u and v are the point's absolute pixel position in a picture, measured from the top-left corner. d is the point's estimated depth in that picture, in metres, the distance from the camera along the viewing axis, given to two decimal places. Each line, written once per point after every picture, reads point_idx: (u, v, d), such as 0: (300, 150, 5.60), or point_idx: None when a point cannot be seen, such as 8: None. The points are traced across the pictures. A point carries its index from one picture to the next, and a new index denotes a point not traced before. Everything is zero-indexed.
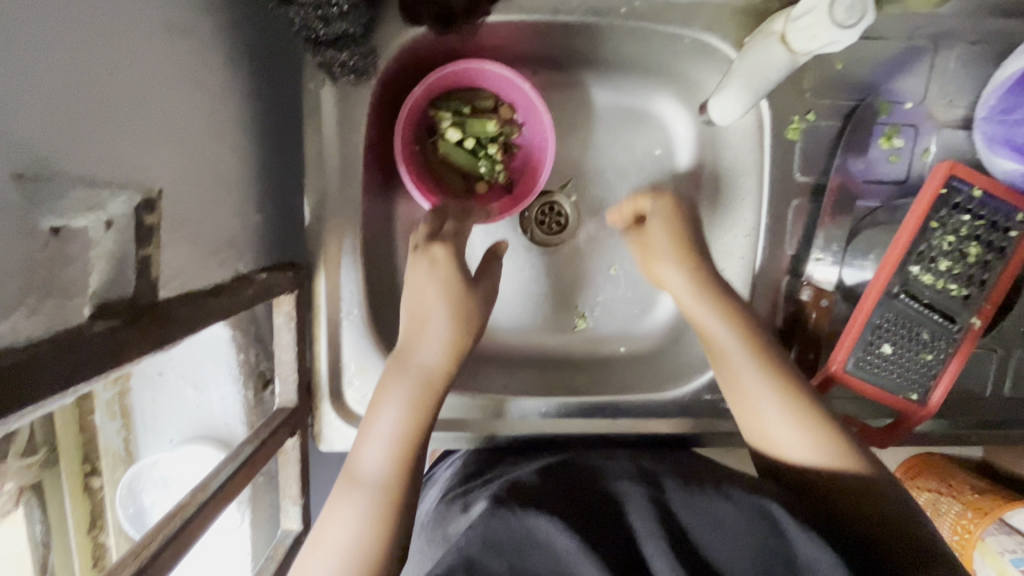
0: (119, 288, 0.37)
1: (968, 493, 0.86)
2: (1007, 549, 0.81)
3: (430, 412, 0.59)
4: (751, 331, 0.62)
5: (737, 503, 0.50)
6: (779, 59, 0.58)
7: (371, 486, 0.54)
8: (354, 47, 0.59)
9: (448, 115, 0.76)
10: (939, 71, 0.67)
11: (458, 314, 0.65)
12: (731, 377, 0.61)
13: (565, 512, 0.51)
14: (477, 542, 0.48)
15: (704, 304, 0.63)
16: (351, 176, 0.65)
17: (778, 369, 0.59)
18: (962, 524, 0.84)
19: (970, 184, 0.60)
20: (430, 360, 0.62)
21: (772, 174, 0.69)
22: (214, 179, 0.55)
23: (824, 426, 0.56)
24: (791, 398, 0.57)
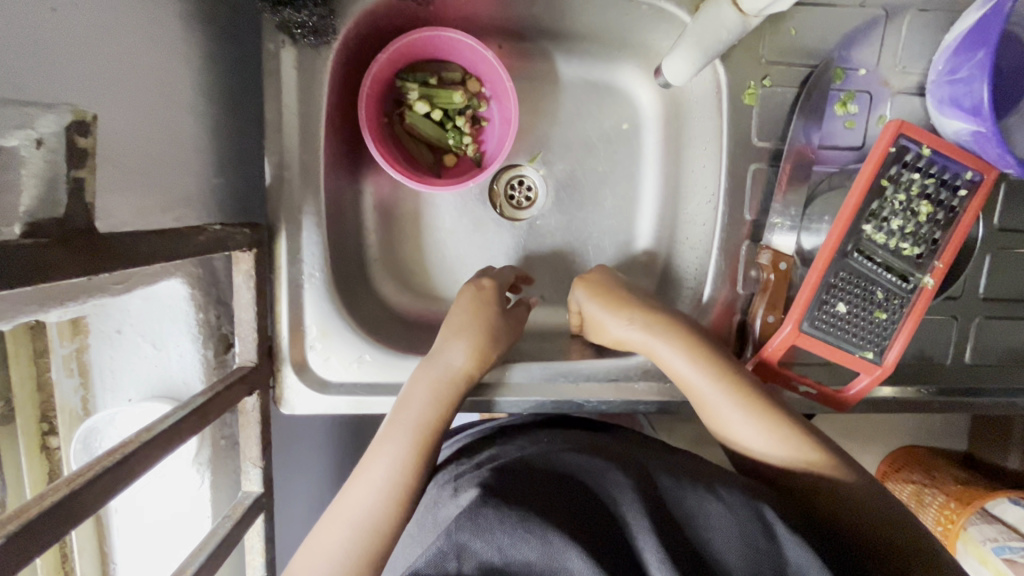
0: (47, 208, 0.36)
1: (951, 484, 0.92)
2: (987, 538, 0.85)
3: (452, 407, 0.65)
4: (702, 357, 0.65)
5: (730, 505, 0.54)
6: (730, 19, 0.59)
7: (410, 434, 0.62)
8: (312, 6, 0.61)
9: (415, 87, 0.77)
10: (891, 39, 0.69)
11: (479, 326, 0.70)
12: (701, 402, 0.65)
13: (555, 509, 0.53)
14: (467, 529, 0.51)
15: (664, 343, 0.66)
16: (312, 139, 0.65)
17: (749, 391, 0.63)
18: (946, 514, 0.90)
19: (919, 143, 0.61)
20: (457, 366, 0.67)
21: (731, 140, 0.70)
22: (171, 134, 0.56)
23: (779, 423, 0.62)
24: (747, 409, 0.63)
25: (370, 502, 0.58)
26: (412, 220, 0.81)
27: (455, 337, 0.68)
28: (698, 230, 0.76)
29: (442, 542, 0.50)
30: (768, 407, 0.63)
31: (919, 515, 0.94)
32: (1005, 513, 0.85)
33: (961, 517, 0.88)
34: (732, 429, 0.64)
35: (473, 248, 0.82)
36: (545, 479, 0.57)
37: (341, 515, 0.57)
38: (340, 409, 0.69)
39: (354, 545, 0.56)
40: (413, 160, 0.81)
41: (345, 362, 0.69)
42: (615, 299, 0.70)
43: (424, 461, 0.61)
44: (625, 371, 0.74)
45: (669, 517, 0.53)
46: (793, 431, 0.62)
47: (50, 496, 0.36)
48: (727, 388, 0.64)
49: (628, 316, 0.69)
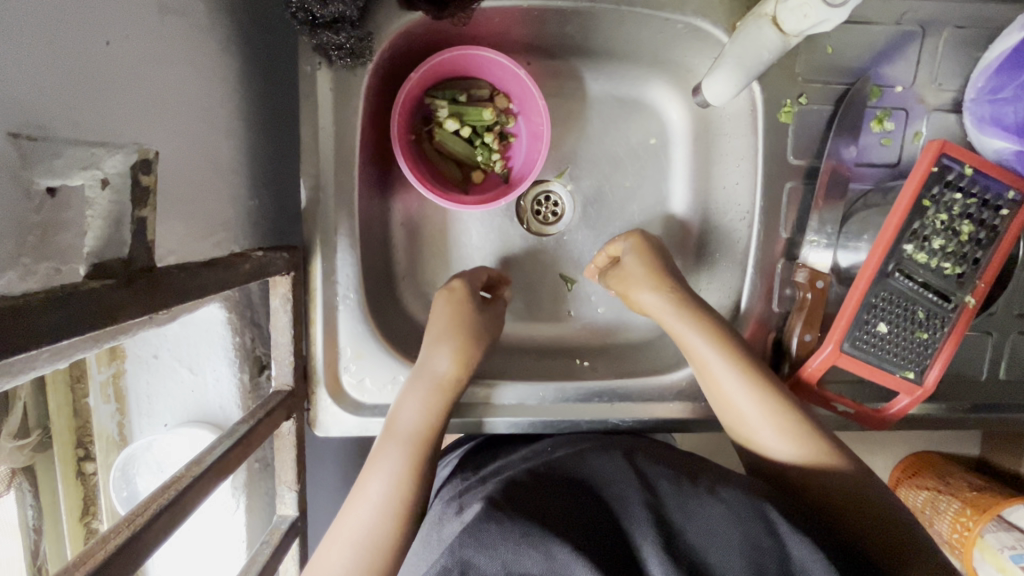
0: (112, 248, 0.35)
1: (967, 491, 0.90)
2: (1005, 546, 0.84)
3: (444, 416, 0.65)
4: (716, 339, 0.65)
5: (731, 504, 0.53)
6: (771, 39, 0.59)
7: (403, 446, 0.62)
8: (350, 29, 0.60)
9: (444, 104, 0.77)
10: (928, 56, 0.68)
11: (461, 332, 0.69)
12: (712, 380, 0.65)
13: (565, 524, 0.52)
14: (472, 545, 0.50)
15: (683, 319, 0.66)
16: (347, 160, 0.65)
17: (760, 377, 0.63)
18: (961, 522, 0.88)
19: (961, 162, 0.61)
20: (443, 370, 0.66)
21: (765, 158, 0.70)
22: (211, 160, 0.56)
23: (788, 414, 0.61)
24: (757, 397, 0.62)
25: (365, 521, 0.57)
26: (441, 237, 0.80)
27: (439, 343, 0.68)
28: (730, 247, 0.75)
29: (446, 560, 0.50)
30: (776, 394, 0.62)
31: (935, 524, 0.92)
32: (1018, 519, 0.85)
33: (977, 525, 0.86)
34: (739, 414, 0.63)
35: (501, 266, 0.82)
36: (553, 492, 0.56)
37: (338, 537, 0.57)
38: (373, 430, 0.68)
39: (354, 564, 0.56)
40: (441, 177, 0.80)
41: (379, 383, 0.68)
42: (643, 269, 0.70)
43: (417, 472, 0.61)
44: (658, 390, 0.74)
45: (667, 520, 0.52)
46: (802, 426, 0.61)
47: (112, 540, 0.36)
48: (741, 370, 0.63)
49: (658, 290, 0.69)
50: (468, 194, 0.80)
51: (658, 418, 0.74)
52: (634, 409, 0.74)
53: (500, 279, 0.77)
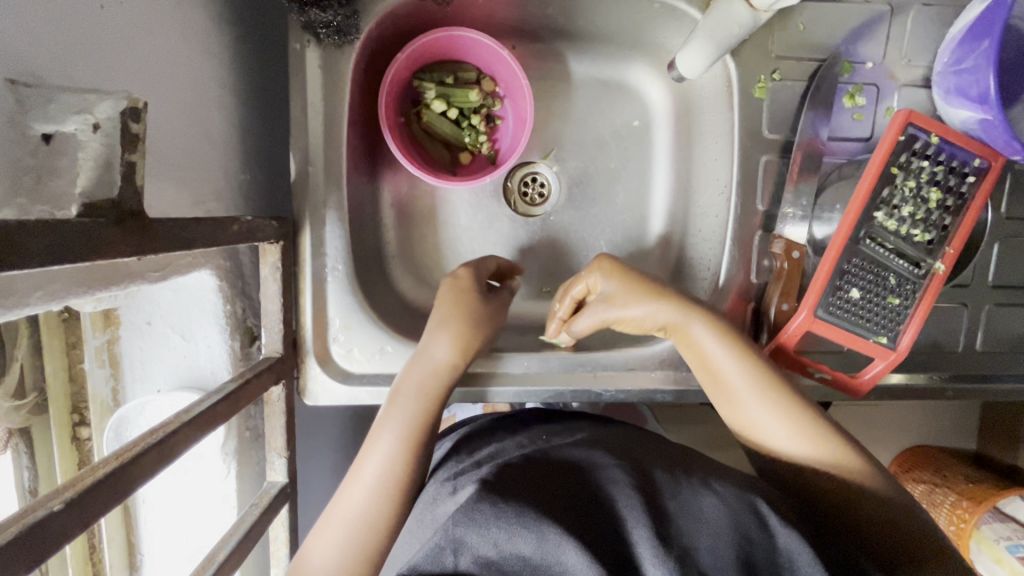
0: (101, 188, 0.36)
1: (962, 484, 0.92)
2: (1002, 537, 0.86)
3: (440, 400, 0.65)
4: (731, 343, 0.62)
5: (724, 497, 0.53)
6: (741, 15, 0.61)
7: (398, 431, 0.61)
8: (337, 7, 0.63)
9: (432, 86, 0.79)
10: (897, 33, 0.71)
11: (460, 317, 0.69)
12: (727, 385, 0.61)
13: (555, 506, 0.52)
14: (465, 524, 0.50)
15: (695, 319, 0.63)
16: (335, 136, 0.67)
17: (777, 381, 0.60)
18: (958, 513, 0.90)
19: (928, 131, 0.63)
20: (442, 358, 0.67)
21: (742, 134, 0.72)
22: (202, 130, 0.58)
23: (816, 426, 0.58)
24: (783, 410, 0.58)
25: (360, 503, 0.57)
26: (429, 216, 0.82)
27: (438, 331, 0.68)
28: (711, 223, 0.77)
29: (440, 538, 0.51)
30: (798, 401, 0.59)
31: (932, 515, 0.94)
32: (1016, 512, 0.86)
33: (974, 516, 0.88)
34: (763, 431, 0.59)
35: (488, 243, 0.84)
36: (546, 475, 0.56)
37: (330, 515, 0.57)
38: (362, 399, 0.70)
39: (348, 545, 0.55)
40: (430, 158, 0.82)
41: (367, 353, 0.70)
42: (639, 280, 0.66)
43: (413, 457, 0.61)
44: (641, 361, 0.75)
45: (660, 508, 0.51)
46: (833, 437, 0.57)
47: (101, 468, 0.37)
48: (756, 373, 0.60)
49: (654, 296, 0.64)
50: (456, 175, 0.82)
51: (642, 388, 0.75)
52: (618, 381, 0.75)
53: (512, 269, 0.79)
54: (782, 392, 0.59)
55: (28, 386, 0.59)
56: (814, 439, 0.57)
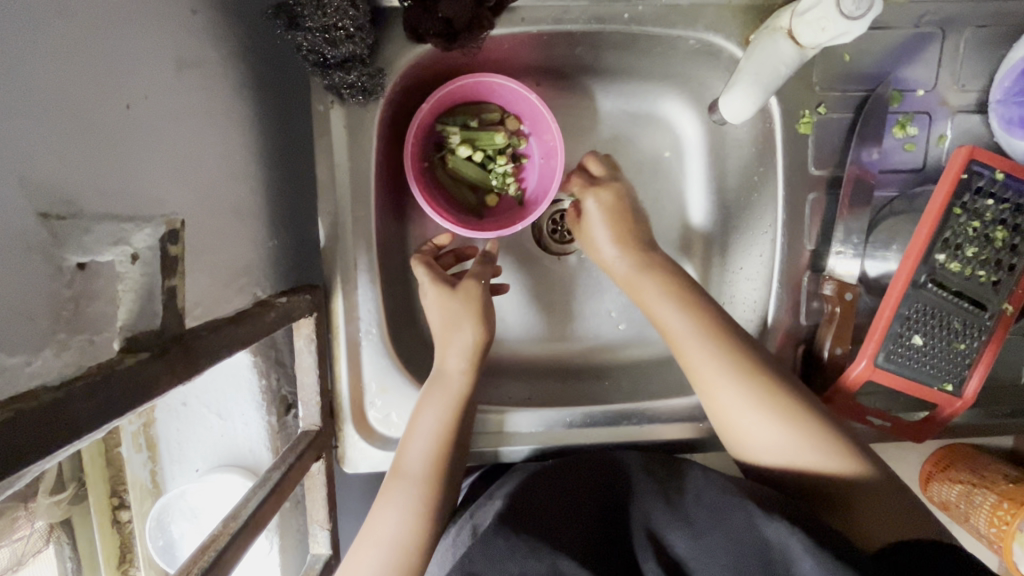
0: (143, 320, 0.35)
1: (1002, 482, 0.79)
2: None
3: (463, 423, 0.64)
4: (694, 318, 0.62)
5: (712, 510, 0.53)
6: (787, 53, 0.58)
7: (421, 460, 0.60)
8: (361, 68, 0.59)
9: (456, 130, 0.76)
10: (948, 56, 0.66)
11: (462, 315, 0.65)
12: (685, 358, 0.62)
13: (574, 547, 0.53)
14: (481, 563, 0.52)
15: (666, 301, 0.63)
16: (362, 197, 0.65)
17: (740, 355, 0.60)
18: (999, 516, 0.77)
19: (992, 168, 0.59)
20: (457, 373, 0.64)
21: (785, 170, 0.68)
22: (228, 207, 0.56)
23: (794, 417, 0.57)
24: (759, 404, 0.58)
25: (394, 521, 0.57)
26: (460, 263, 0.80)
27: (448, 339, 0.65)
28: (754, 261, 0.73)
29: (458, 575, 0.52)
30: (772, 389, 0.59)
31: (970, 518, 0.81)
32: None
33: (1017, 519, 0.75)
34: (733, 419, 0.60)
35: (519, 286, 0.81)
36: (556, 508, 0.57)
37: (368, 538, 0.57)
38: None
39: (387, 565, 0.55)
40: (455, 202, 0.79)
41: (405, 417, 0.67)
42: (625, 219, 0.68)
43: (444, 468, 0.61)
44: (687, 410, 0.73)
45: (658, 537, 0.53)
46: (817, 428, 0.57)
47: None
48: (716, 344, 0.61)
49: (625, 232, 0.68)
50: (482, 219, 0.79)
51: (687, 439, 0.73)
52: (665, 430, 0.73)
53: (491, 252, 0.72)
54: (757, 381, 0.59)
55: (67, 477, 0.55)
56: (786, 421, 0.57)
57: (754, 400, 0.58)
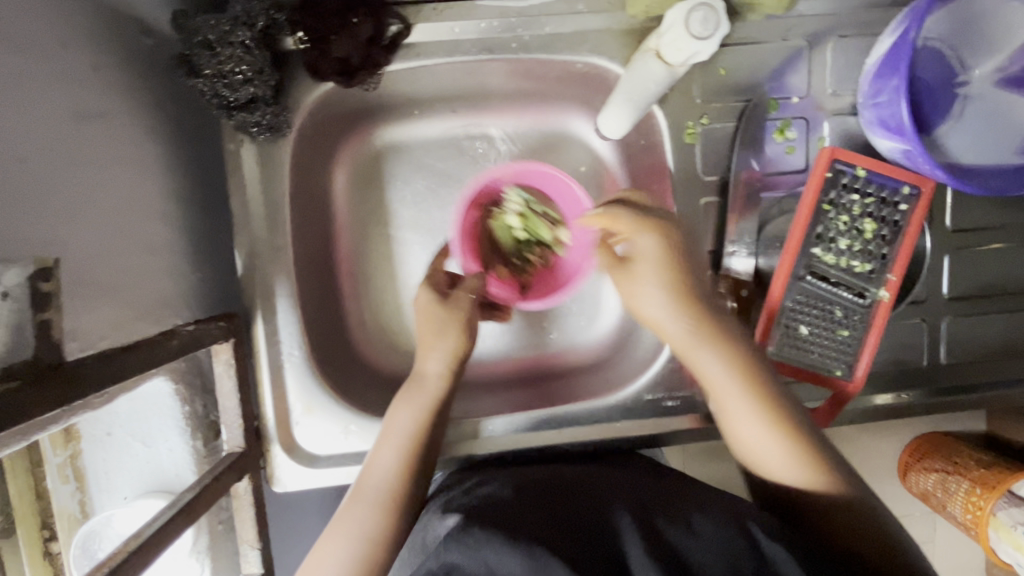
0: (16, 352, 0.44)
1: (974, 469, 0.86)
2: (1018, 522, 0.80)
3: (438, 421, 0.67)
4: (734, 363, 0.60)
5: (709, 521, 0.52)
6: (657, 72, 0.62)
7: (387, 476, 0.62)
8: (265, 107, 0.64)
9: (516, 203, 0.78)
10: (818, 65, 0.72)
11: (434, 329, 0.68)
12: (716, 391, 0.61)
13: (543, 533, 0.51)
14: (455, 549, 0.51)
15: (706, 348, 0.60)
16: (277, 228, 0.69)
17: (764, 383, 0.59)
18: (973, 501, 0.84)
19: (853, 165, 0.63)
20: (436, 376, 0.67)
21: (677, 178, 0.73)
22: (139, 242, 0.60)
23: (800, 447, 0.57)
24: (777, 438, 0.58)
25: (361, 515, 0.60)
26: (391, 284, 0.85)
27: (428, 345, 0.69)
28: None
29: (433, 563, 0.51)
30: (790, 424, 0.58)
31: (948, 505, 0.88)
32: None
33: (988, 503, 0.82)
34: (754, 449, 0.59)
35: None
36: (528, 503, 0.57)
37: (335, 528, 0.60)
38: (330, 480, 0.70)
39: (350, 557, 0.58)
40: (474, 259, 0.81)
41: (333, 435, 0.71)
42: (676, 265, 0.62)
43: (413, 466, 0.64)
44: (605, 410, 0.75)
45: (655, 529, 0.51)
46: (813, 456, 0.57)
47: None
48: (749, 385, 0.59)
49: (670, 282, 0.61)
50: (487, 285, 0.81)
51: (605, 439, 0.75)
52: (585, 433, 0.75)
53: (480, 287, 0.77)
54: (777, 414, 0.58)
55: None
56: (796, 452, 0.57)
57: (772, 435, 0.58)
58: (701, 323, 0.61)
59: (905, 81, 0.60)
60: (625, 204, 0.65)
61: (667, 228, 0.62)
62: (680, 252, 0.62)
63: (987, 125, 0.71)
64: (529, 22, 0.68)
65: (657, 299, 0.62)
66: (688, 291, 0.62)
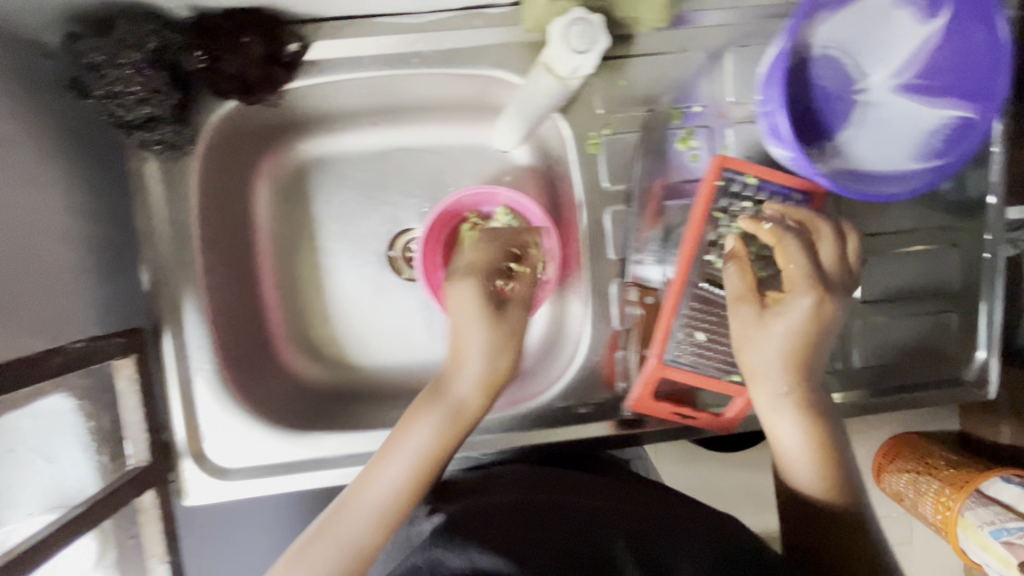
0: None
1: (945, 470, 0.90)
2: (984, 522, 0.81)
3: (458, 442, 0.68)
4: (800, 400, 0.65)
5: (700, 526, 0.59)
6: (547, 85, 0.62)
7: (396, 494, 0.63)
8: (167, 125, 0.65)
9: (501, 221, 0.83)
10: (718, 75, 0.72)
11: (502, 337, 0.71)
12: (763, 412, 0.66)
13: (522, 547, 0.55)
14: (441, 546, 0.56)
15: (784, 403, 0.65)
16: (185, 245, 0.70)
17: (812, 407, 0.65)
18: (942, 501, 0.88)
19: (744, 172, 0.65)
20: (461, 398, 0.69)
21: (584, 187, 0.73)
22: (38, 261, 0.61)
23: (827, 466, 0.65)
24: (811, 458, 0.65)
25: (358, 528, 0.62)
26: (315, 297, 0.86)
27: (460, 364, 0.70)
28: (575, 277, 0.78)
29: (417, 559, 0.57)
30: (825, 443, 0.65)
31: (920, 505, 0.92)
32: (1000, 494, 0.82)
33: (956, 502, 0.85)
34: (785, 463, 0.67)
35: (374, 314, 0.86)
36: (534, 504, 0.60)
37: (326, 532, 0.62)
38: (240, 492, 0.71)
39: (339, 563, 0.60)
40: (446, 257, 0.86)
41: (244, 447, 0.72)
42: (780, 320, 0.63)
43: (423, 483, 0.65)
44: (515, 421, 0.75)
45: (651, 541, 0.57)
46: (832, 474, 0.65)
47: None
48: (802, 416, 0.65)
49: (777, 326, 0.63)
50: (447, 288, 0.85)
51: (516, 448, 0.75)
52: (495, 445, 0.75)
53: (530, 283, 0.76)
54: (818, 437, 0.65)
55: None
56: (824, 470, 0.65)
57: (806, 456, 0.65)
58: (786, 362, 0.64)
59: (782, 91, 0.61)
60: (801, 234, 0.63)
61: (825, 299, 0.62)
62: (827, 305, 0.62)
63: (885, 131, 0.71)
64: (428, 38, 0.69)
65: (769, 344, 0.63)
66: (794, 337, 0.63)
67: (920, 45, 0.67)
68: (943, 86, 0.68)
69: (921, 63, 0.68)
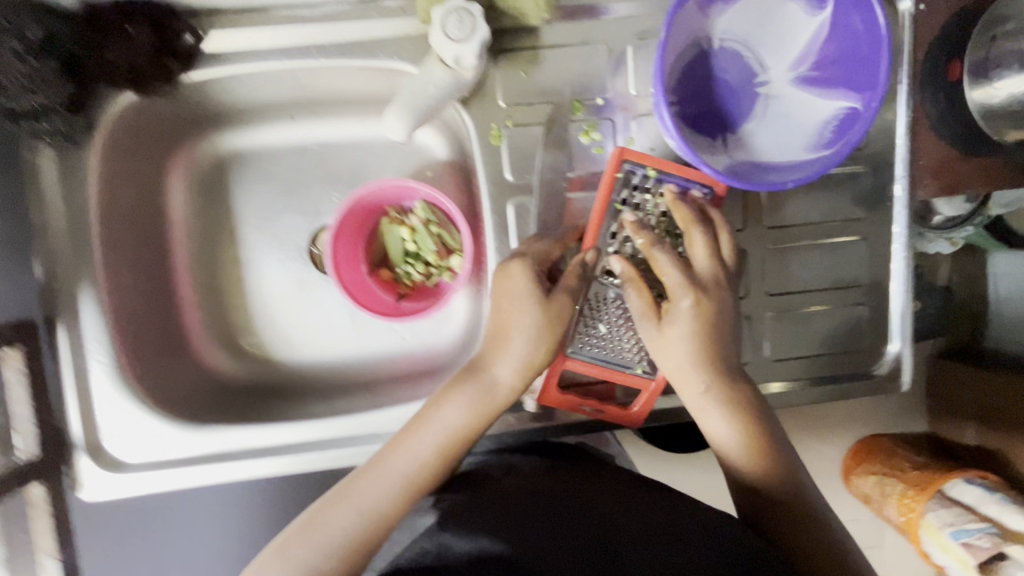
0: None
1: (910, 471, 1.09)
2: (946, 523, 1.01)
3: (484, 424, 0.66)
4: (726, 399, 0.65)
5: (709, 525, 0.57)
6: (437, 76, 0.64)
7: (399, 480, 0.63)
8: (59, 115, 0.65)
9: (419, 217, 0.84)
10: (619, 67, 0.72)
11: (553, 333, 0.65)
12: (693, 408, 0.67)
13: (525, 537, 0.55)
14: (451, 532, 0.56)
15: (712, 403, 0.65)
16: (82, 238, 0.70)
17: (744, 405, 0.66)
18: (906, 502, 1.07)
19: (643, 165, 0.66)
20: (503, 384, 0.66)
21: (487, 179, 0.73)
22: None
23: (772, 465, 0.65)
24: (749, 456, 0.65)
25: (379, 494, 0.61)
26: (232, 291, 0.85)
27: (502, 346, 0.66)
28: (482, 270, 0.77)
29: (427, 542, 0.56)
30: (767, 444, 0.65)
31: (885, 505, 1.10)
32: (958, 494, 1.03)
33: (918, 504, 1.05)
34: (725, 459, 0.66)
35: (291, 308, 0.86)
36: (532, 503, 0.60)
37: (341, 499, 0.61)
38: (136, 487, 0.71)
39: (348, 531, 0.60)
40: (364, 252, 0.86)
41: (143, 443, 0.71)
42: (699, 321, 0.65)
43: (439, 466, 0.64)
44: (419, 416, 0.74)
45: (668, 541, 0.55)
46: (785, 476, 0.64)
47: None
48: (737, 414, 0.65)
49: (693, 326, 0.65)
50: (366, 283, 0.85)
51: None
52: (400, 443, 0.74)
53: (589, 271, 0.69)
54: (756, 436, 0.65)
55: None
56: (771, 470, 0.64)
57: (744, 454, 0.65)
58: (698, 362, 0.65)
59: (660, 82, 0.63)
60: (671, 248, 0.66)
61: (705, 299, 0.65)
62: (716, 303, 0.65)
63: (786, 122, 0.71)
64: (326, 30, 0.69)
65: (675, 347, 0.65)
66: (707, 334, 0.65)
67: (812, 36, 0.68)
68: (835, 76, 0.68)
69: (815, 55, 0.69)
